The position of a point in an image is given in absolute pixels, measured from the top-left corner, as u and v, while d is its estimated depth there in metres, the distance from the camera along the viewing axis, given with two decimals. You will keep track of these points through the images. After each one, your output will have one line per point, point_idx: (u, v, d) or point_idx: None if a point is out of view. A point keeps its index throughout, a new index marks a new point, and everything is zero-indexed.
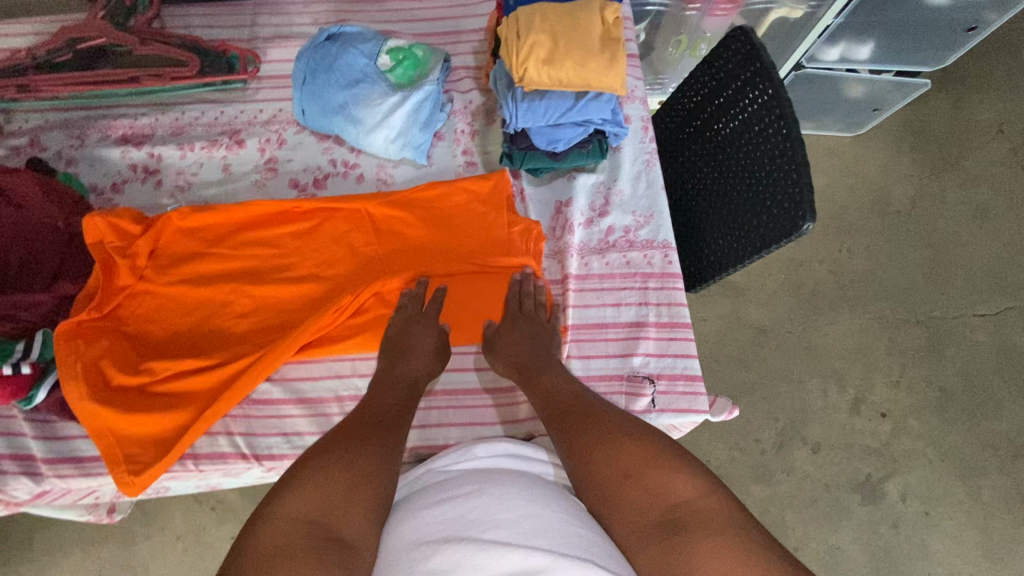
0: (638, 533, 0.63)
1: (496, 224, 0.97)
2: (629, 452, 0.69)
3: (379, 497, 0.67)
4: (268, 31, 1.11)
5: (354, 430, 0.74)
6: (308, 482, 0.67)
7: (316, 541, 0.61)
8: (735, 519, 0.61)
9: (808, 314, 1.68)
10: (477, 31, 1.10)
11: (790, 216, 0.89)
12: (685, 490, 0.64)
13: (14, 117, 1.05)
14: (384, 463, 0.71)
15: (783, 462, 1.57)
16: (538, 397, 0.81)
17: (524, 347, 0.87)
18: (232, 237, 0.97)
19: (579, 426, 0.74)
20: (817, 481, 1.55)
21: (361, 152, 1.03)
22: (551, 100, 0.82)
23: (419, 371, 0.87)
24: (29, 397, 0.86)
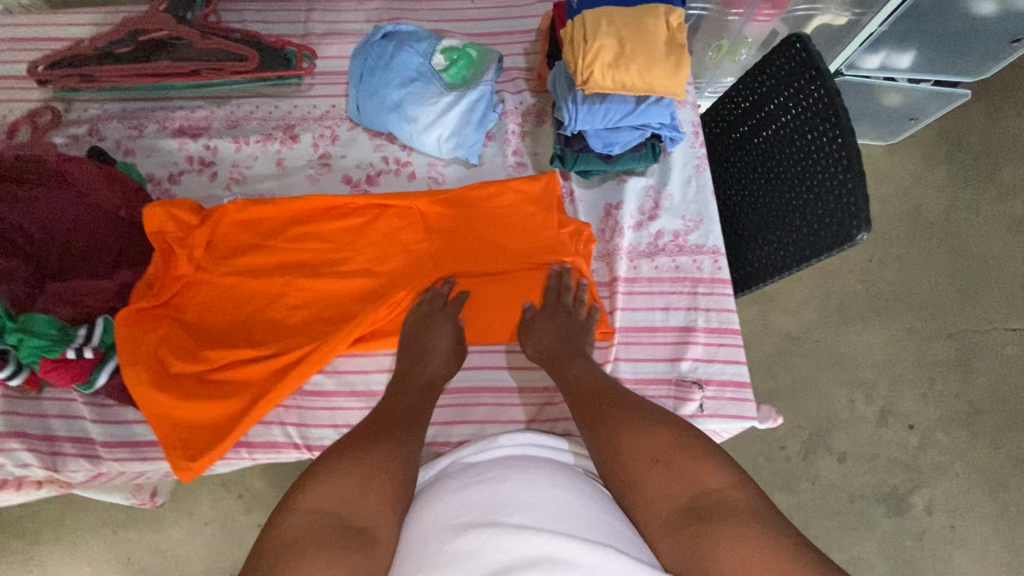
0: (666, 520, 0.65)
1: (546, 225, 0.97)
2: (655, 440, 0.71)
3: (394, 488, 0.69)
4: (320, 27, 1.12)
5: (370, 427, 0.76)
6: (329, 474, 0.68)
7: (333, 531, 0.63)
8: (760, 515, 0.62)
9: (840, 323, 1.67)
10: (530, 32, 1.10)
11: (844, 224, 0.89)
12: (713, 481, 0.66)
13: (74, 106, 1.07)
14: (400, 455, 0.72)
15: (808, 470, 1.56)
16: (568, 385, 0.83)
17: (562, 340, 0.89)
18: (286, 230, 0.98)
19: (611, 417, 0.75)
20: (842, 491, 1.55)
21: (413, 150, 1.04)
22: (611, 103, 0.82)
23: (432, 373, 0.88)
24: (91, 379, 0.89)
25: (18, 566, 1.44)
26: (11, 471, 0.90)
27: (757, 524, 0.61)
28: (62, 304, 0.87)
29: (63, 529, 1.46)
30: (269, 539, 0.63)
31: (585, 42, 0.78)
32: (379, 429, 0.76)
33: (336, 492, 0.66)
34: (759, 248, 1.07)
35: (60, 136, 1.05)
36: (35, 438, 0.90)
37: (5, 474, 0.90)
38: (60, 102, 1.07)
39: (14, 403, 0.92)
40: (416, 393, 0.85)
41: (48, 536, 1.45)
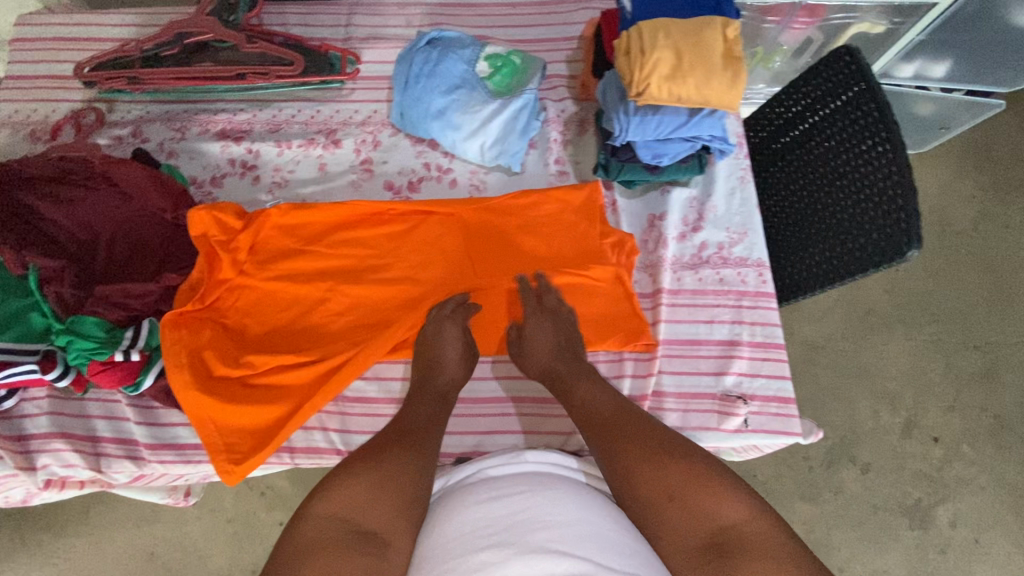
0: (686, 557, 0.62)
1: (588, 234, 0.97)
2: (671, 474, 0.67)
3: (405, 496, 0.68)
4: (362, 31, 1.11)
5: (382, 439, 0.75)
6: (343, 481, 0.68)
7: (344, 538, 0.62)
8: (782, 548, 0.59)
9: (866, 334, 1.65)
10: (572, 39, 1.09)
11: (893, 240, 0.88)
12: (731, 514, 0.63)
13: (117, 107, 1.08)
14: (413, 465, 0.72)
15: (831, 481, 1.55)
16: (576, 411, 0.81)
17: (563, 356, 0.87)
18: (329, 236, 0.98)
19: (622, 447, 0.72)
20: (865, 503, 1.53)
21: (455, 156, 1.04)
22: (664, 115, 0.82)
23: (453, 378, 0.88)
24: (137, 382, 0.89)
25: (43, 559, 1.45)
26: (56, 472, 0.90)
27: (781, 561, 0.58)
28: (110, 307, 0.89)
29: (90, 522, 1.47)
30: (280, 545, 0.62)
31: (642, 54, 0.77)
32: (392, 440, 0.75)
33: (350, 498, 0.66)
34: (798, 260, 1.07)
35: (103, 137, 1.05)
36: (79, 439, 0.91)
37: (50, 474, 0.90)
38: (103, 103, 1.08)
39: (60, 404, 0.92)
40: (427, 404, 0.84)
41: (76, 530, 1.47)
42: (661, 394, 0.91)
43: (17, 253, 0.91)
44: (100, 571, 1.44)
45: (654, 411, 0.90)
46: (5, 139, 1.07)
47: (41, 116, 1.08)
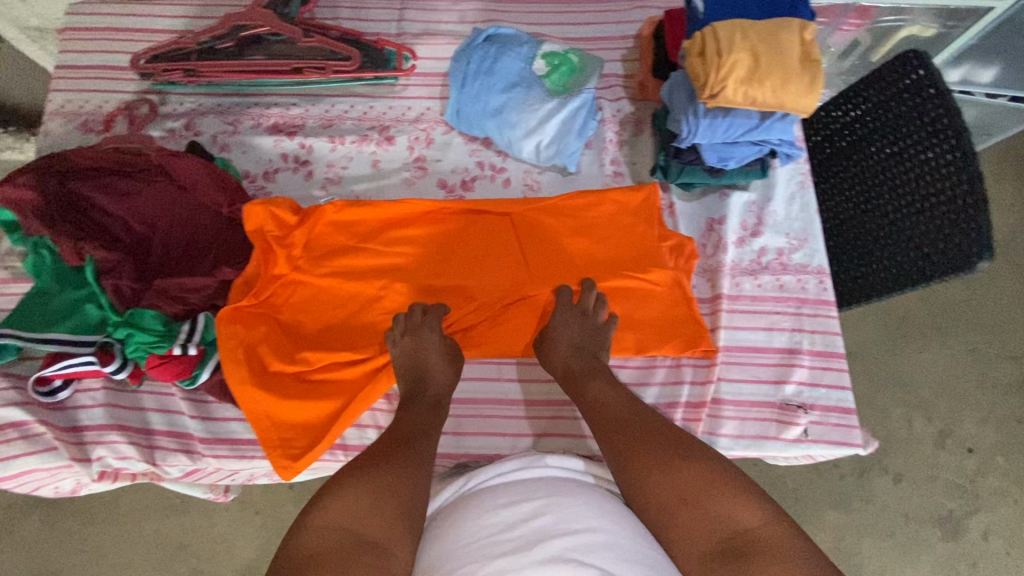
0: (701, 560, 0.64)
1: (646, 237, 0.95)
2: (686, 478, 0.69)
3: (405, 505, 0.68)
4: (414, 26, 1.10)
5: (382, 447, 0.76)
6: (346, 492, 0.68)
7: (347, 549, 0.62)
8: (796, 551, 0.62)
9: (900, 341, 1.62)
10: (629, 38, 1.08)
11: (955, 246, 0.86)
12: (747, 518, 0.65)
13: (169, 99, 1.07)
14: (412, 475, 0.72)
15: (863, 489, 1.52)
16: (588, 406, 0.82)
17: (580, 354, 0.87)
18: (383, 234, 0.98)
19: (635, 449, 0.74)
20: (897, 512, 1.51)
21: (509, 156, 1.03)
22: (735, 117, 0.81)
23: (443, 384, 0.88)
24: (194, 376, 0.89)
25: (70, 547, 1.44)
26: (110, 464, 0.90)
27: (795, 562, 0.60)
28: (169, 300, 0.89)
29: (120, 511, 1.47)
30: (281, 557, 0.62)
31: (720, 54, 0.75)
32: (394, 447, 0.76)
33: (351, 509, 0.66)
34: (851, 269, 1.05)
35: (156, 130, 1.05)
36: (134, 431, 0.91)
37: (104, 465, 0.90)
38: (156, 94, 1.08)
39: (115, 395, 0.93)
40: (424, 412, 0.84)
41: (105, 519, 1.46)
42: (719, 402, 0.90)
43: (74, 244, 0.90)
44: (130, 560, 1.43)
45: (711, 418, 0.90)
46: (56, 128, 1.06)
47: (93, 106, 1.07)
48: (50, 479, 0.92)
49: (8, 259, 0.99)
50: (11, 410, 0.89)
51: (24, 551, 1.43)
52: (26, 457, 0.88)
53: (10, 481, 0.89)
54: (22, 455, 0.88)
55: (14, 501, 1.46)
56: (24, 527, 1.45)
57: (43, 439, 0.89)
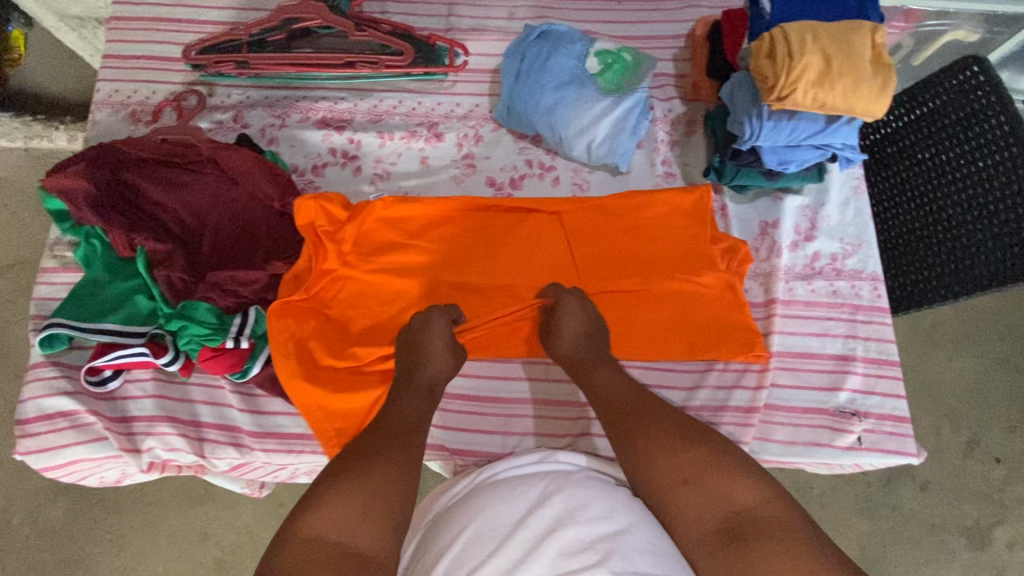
0: (702, 539, 0.63)
1: (699, 239, 0.95)
2: (686, 459, 0.68)
3: (395, 507, 0.66)
4: (463, 22, 1.10)
5: (371, 440, 0.73)
6: (332, 496, 0.65)
7: (339, 557, 0.60)
8: (793, 529, 0.62)
9: (929, 348, 1.59)
10: (680, 38, 1.07)
11: (1009, 251, 0.86)
12: (745, 498, 0.65)
13: (217, 91, 1.07)
14: (400, 474, 0.69)
15: (889, 496, 1.48)
16: (591, 393, 0.80)
17: (587, 342, 0.86)
18: (432, 230, 0.98)
19: (641, 434, 0.71)
20: (922, 521, 1.47)
21: (558, 154, 1.02)
22: (800, 122, 0.80)
23: (444, 372, 0.84)
24: (244, 370, 0.89)
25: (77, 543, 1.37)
26: (160, 455, 0.90)
27: (792, 540, 0.60)
28: (222, 293, 0.89)
29: (148, 500, 1.39)
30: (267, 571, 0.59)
31: (790, 56, 0.74)
32: (382, 438, 0.73)
33: (341, 515, 0.63)
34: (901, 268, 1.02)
35: (205, 121, 1.05)
36: (184, 423, 0.91)
37: (153, 457, 0.90)
38: (204, 86, 1.07)
39: (165, 387, 0.93)
40: (411, 396, 0.80)
41: (130, 508, 1.38)
42: (771, 407, 0.89)
43: (128, 236, 0.91)
44: (154, 550, 1.36)
45: (763, 423, 0.89)
46: (103, 118, 1.06)
47: (141, 97, 1.07)
48: (96, 469, 0.92)
49: (57, 249, 0.99)
50: (63, 399, 0.90)
51: (47, 540, 1.36)
52: (75, 447, 0.89)
53: (59, 470, 0.90)
54: (71, 445, 0.88)
55: (38, 488, 1.39)
56: (49, 514, 1.38)
57: (93, 429, 0.90)
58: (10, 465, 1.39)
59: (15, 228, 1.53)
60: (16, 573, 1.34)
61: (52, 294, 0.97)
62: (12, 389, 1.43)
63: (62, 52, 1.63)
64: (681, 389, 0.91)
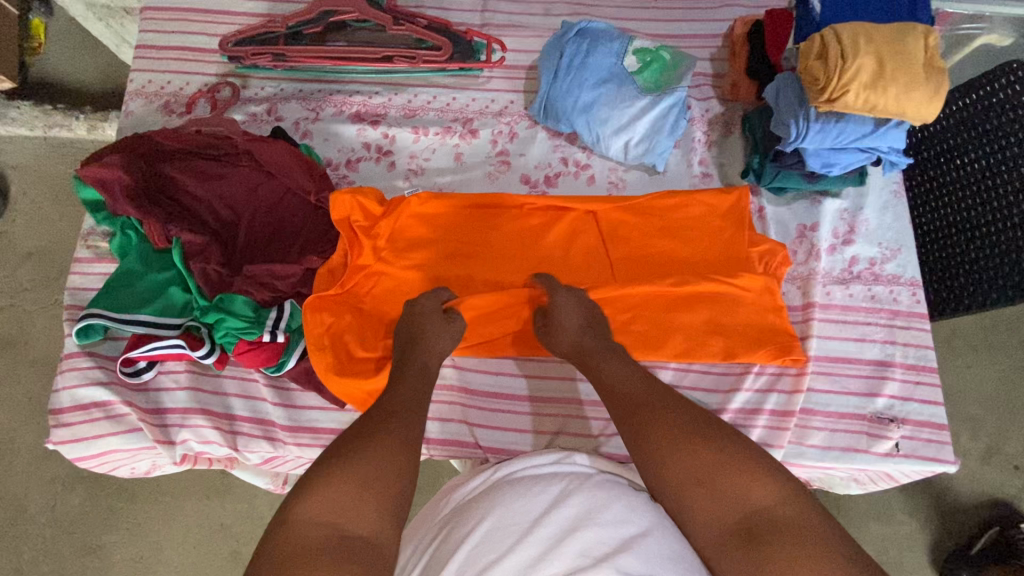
0: (719, 541, 0.63)
1: (736, 241, 0.94)
2: (700, 457, 0.66)
3: (390, 496, 0.63)
4: (499, 18, 1.09)
5: (366, 425, 0.70)
6: (324, 481, 0.62)
7: (330, 548, 0.57)
8: (815, 529, 0.60)
9: (944, 356, 1.51)
10: (718, 37, 1.06)
11: None
12: (762, 497, 0.63)
13: (251, 83, 1.07)
14: (397, 460, 0.66)
15: (907, 502, 1.36)
16: (600, 386, 0.79)
17: (592, 332, 0.84)
18: (461, 228, 0.97)
19: (651, 431, 0.70)
20: (940, 528, 1.34)
21: (594, 152, 1.02)
22: (848, 124, 0.79)
23: (439, 353, 0.84)
24: (280, 363, 0.88)
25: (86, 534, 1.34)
26: (193, 447, 0.90)
27: (811, 541, 0.59)
28: (258, 286, 0.89)
29: (163, 489, 1.37)
30: (258, 561, 0.57)
31: (842, 58, 0.73)
32: (380, 421, 0.71)
33: (335, 502, 0.61)
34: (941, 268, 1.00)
35: (239, 113, 1.04)
36: (218, 416, 0.91)
37: (187, 449, 0.90)
38: (237, 77, 1.07)
39: (198, 379, 0.92)
40: (416, 382, 0.79)
41: (149, 498, 1.36)
42: (808, 412, 0.89)
43: (163, 227, 0.90)
44: (171, 541, 1.33)
45: (799, 428, 0.88)
46: (137, 109, 1.06)
47: (174, 88, 1.07)
48: (129, 460, 0.93)
49: (90, 238, 0.99)
50: (99, 389, 0.90)
51: (64, 529, 1.34)
52: (109, 437, 0.89)
53: (92, 460, 0.91)
54: (106, 435, 0.89)
55: (55, 476, 1.37)
56: (66, 503, 1.36)
57: (127, 420, 0.90)
58: (27, 452, 1.38)
59: (37, 218, 1.53)
60: (29, 561, 1.33)
61: (86, 285, 0.97)
62: (32, 376, 1.43)
63: (82, 41, 1.62)
64: (718, 392, 0.90)
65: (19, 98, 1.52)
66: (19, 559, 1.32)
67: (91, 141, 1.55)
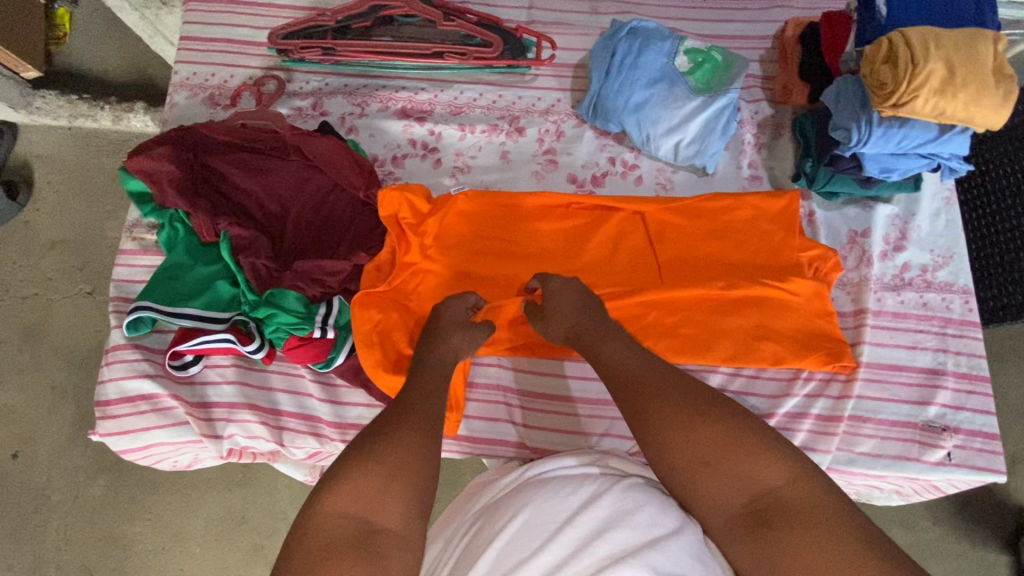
0: (728, 523, 0.62)
1: (786, 245, 0.92)
2: (706, 437, 0.64)
3: (418, 486, 0.62)
4: (545, 16, 1.08)
5: (384, 416, 0.68)
6: (352, 472, 0.61)
7: (357, 540, 0.56)
8: (827, 511, 0.58)
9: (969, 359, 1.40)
10: (767, 38, 1.05)
11: None
12: (771, 478, 0.62)
13: (295, 76, 1.06)
14: (418, 446, 0.65)
15: (930, 508, 1.26)
16: (602, 366, 0.76)
17: (590, 314, 0.81)
18: (488, 222, 0.96)
19: (654, 411, 0.67)
20: (964, 537, 1.25)
21: (642, 153, 1.01)
22: (912, 130, 0.78)
23: (455, 348, 0.81)
24: (329, 359, 0.88)
25: (106, 524, 1.33)
26: (239, 442, 0.91)
27: (824, 523, 0.57)
28: (310, 282, 0.88)
29: (183, 480, 1.35)
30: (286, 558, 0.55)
31: (909, 64, 0.72)
32: (399, 412, 0.69)
33: (362, 491, 0.59)
34: (1001, 278, 0.97)
35: (284, 107, 1.04)
36: (264, 411, 0.91)
37: (232, 443, 0.91)
38: (282, 71, 1.07)
39: (245, 374, 0.92)
40: (434, 374, 0.77)
41: (171, 489, 1.34)
42: (858, 419, 0.88)
43: (211, 220, 0.89)
44: (193, 532, 1.32)
45: (848, 434, 0.88)
46: (181, 101, 1.06)
47: (219, 80, 1.06)
48: (172, 453, 0.93)
49: (136, 231, 0.99)
50: (146, 381, 0.90)
51: (86, 518, 1.33)
52: (155, 430, 0.89)
53: (137, 452, 0.91)
54: (152, 428, 0.89)
55: (79, 466, 1.37)
56: (88, 493, 1.35)
57: (173, 414, 0.90)
58: (51, 441, 1.37)
59: (61, 207, 1.52)
60: (53, 550, 1.32)
61: (132, 277, 0.97)
62: (56, 365, 1.42)
63: (106, 31, 1.60)
64: (768, 397, 0.90)
65: (43, 87, 1.51)
66: (42, 548, 1.32)
67: (116, 132, 1.55)
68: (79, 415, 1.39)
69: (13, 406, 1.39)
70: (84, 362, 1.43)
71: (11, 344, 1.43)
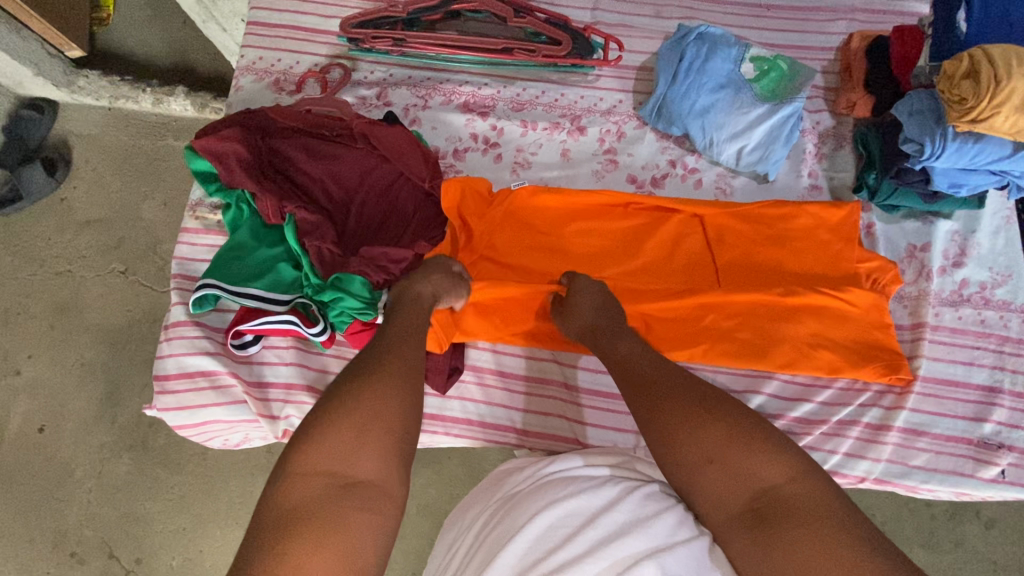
0: (729, 522, 0.60)
1: (845, 256, 0.92)
2: (714, 434, 0.63)
3: (392, 440, 0.61)
4: (610, 17, 1.09)
5: (365, 365, 0.67)
6: (329, 425, 0.60)
7: (331, 495, 0.56)
8: (829, 510, 0.56)
9: None
10: (831, 50, 1.06)
11: None
12: (771, 474, 0.59)
13: (360, 66, 1.08)
14: (401, 396, 0.64)
15: (953, 530, 1.25)
16: (614, 364, 0.77)
17: (605, 312, 0.83)
18: (545, 218, 0.96)
19: (665, 406, 0.67)
20: (986, 560, 1.24)
21: (703, 157, 1.01)
22: (987, 146, 0.78)
23: (433, 286, 0.83)
24: None
25: (133, 502, 1.34)
26: (295, 423, 0.92)
27: (825, 520, 0.55)
28: (376, 268, 0.88)
29: (209, 462, 1.35)
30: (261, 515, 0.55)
31: (991, 77, 0.72)
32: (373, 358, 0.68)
33: (335, 447, 0.58)
34: None
35: (349, 96, 1.05)
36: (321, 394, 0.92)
37: (288, 424, 0.92)
38: (348, 60, 1.09)
39: (303, 356, 0.94)
40: None
41: (198, 471, 1.34)
42: (913, 432, 0.88)
43: (279, 203, 0.90)
44: (216, 514, 1.32)
45: (903, 447, 0.88)
46: (247, 85, 1.07)
47: (285, 66, 1.08)
48: (225, 431, 0.94)
49: (199, 210, 1.00)
50: (205, 359, 0.91)
51: (110, 495, 1.34)
52: (212, 407, 0.90)
53: (192, 428, 0.92)
54: (209, 405, 0.90)
55: (104, 442, 1.37)
56: (114, 470, 1.35)
57: (231, 392, 0.91)
58: (79, 416, 1.38)
59: (97, 185, 1.53)
60: (76, 525, 1.32)
61: (194, 255, 0.99)
62: (87, 342, 1.43)
63: (149, 13, 1.60)
64: (824, 404, 0.90)
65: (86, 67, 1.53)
66: (67, 521, 1.32)
67: (155, 115, 1.56)
68: (107, 393, 1.40)
69: (43, 380, 1.41)
70: (113, 338, 1.43)
71: (43, 319, 1.44)
